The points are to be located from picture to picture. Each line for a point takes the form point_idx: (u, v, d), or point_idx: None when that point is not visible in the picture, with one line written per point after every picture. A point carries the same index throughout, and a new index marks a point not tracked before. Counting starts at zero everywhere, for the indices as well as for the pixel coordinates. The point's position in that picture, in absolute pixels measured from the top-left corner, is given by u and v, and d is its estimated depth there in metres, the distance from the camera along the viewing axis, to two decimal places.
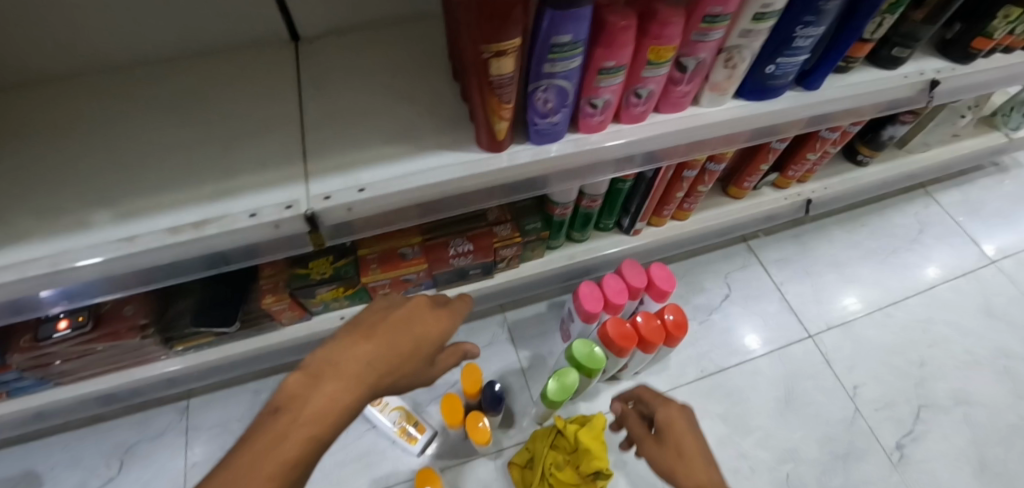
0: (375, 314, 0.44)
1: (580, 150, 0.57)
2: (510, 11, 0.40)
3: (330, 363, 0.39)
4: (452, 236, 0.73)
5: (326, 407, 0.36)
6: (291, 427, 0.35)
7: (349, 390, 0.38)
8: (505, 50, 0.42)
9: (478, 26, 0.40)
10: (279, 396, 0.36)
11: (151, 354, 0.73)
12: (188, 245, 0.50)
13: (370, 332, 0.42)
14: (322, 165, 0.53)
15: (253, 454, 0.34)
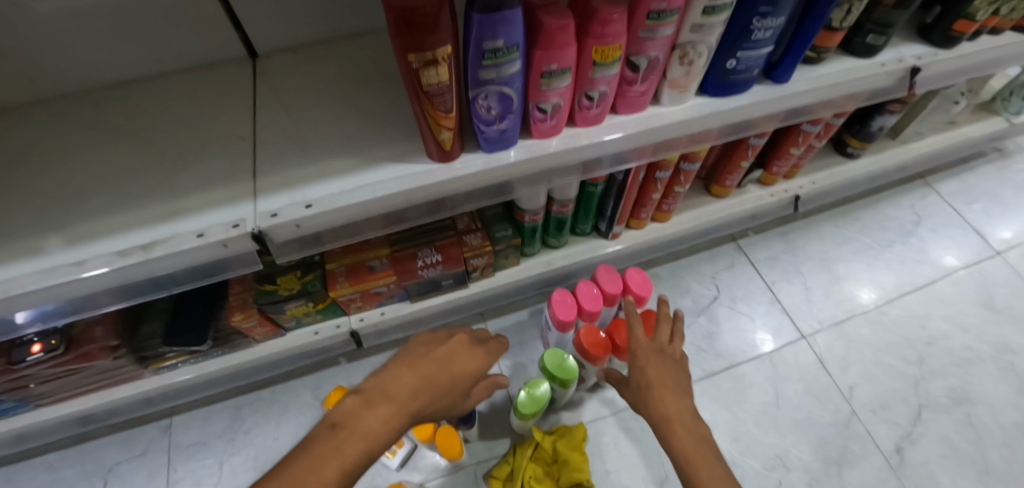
0: (419, 350, 0.51)
1: (534, 157, 0.56)
2: (436, 18, 0.39)
3: (381, 389, 0.45)
4: (420, 247, 0.71)
5: (379, 421, 0.42)
6: (346, 440, 0.40)
7: (397, 411, 0.44)
8: (436, 59, 0.41)
9: (404, 36, 0.39)
10: (335, 414, 0.42)
11: (127, 374, 0.74)
12: (137, 268, 0.50)
13: (415, 363, 0.49)
14: (272, 181, 0.53)
15: (309, 461, 0.38)
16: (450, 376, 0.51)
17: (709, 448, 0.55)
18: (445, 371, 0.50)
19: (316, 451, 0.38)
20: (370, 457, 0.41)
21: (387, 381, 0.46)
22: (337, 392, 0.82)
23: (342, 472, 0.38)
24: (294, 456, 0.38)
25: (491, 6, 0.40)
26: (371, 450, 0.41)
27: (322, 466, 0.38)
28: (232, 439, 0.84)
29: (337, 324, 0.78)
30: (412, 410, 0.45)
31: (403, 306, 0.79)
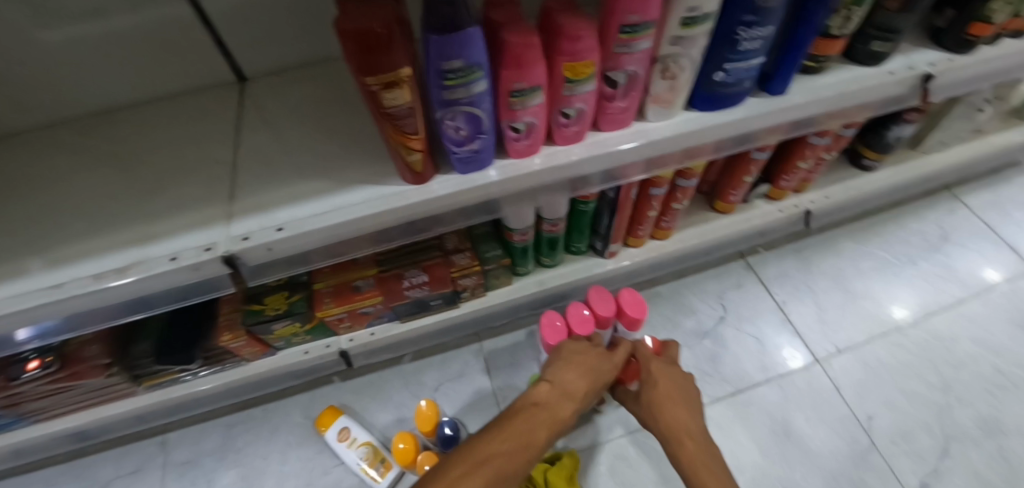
0: (584, 353, 0.62)
1: (511, 178, 0.54)
2: (389, 39, 0.37)
3: (562, 384, 0.58)
4: (406, 267, 0.70)
5: (567, 411, 0.56)
6: (547, 415, 0.54)
7: (575, 403, 0.58)
8: (393, 81, 0.40)
9: (358, 59, 0.38)
10: (535, 396, 0.56)
11: (121, 391, 0.75)
12: (113, 291, 0.50)
13: (585, 367, 0.60)
14: (245, 205, 0.52)
15: (526, 424, 0.52)
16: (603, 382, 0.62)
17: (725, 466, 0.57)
18: (601, 377, 0.61)
19: (532, 421, 0.52)
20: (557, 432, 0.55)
21: (564, 379, 0.59)
22: (328, 412, 0.81)
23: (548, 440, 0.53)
24: (521, 421, 0.52)
25: (448, 24, 0.38)
26: (559, 427, 0.55)
27: (538, 432, 0.52)
28: (224, 458, 0.84)
29: (326, 344, 0.78)
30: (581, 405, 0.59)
31: (393, 327, 0.78)
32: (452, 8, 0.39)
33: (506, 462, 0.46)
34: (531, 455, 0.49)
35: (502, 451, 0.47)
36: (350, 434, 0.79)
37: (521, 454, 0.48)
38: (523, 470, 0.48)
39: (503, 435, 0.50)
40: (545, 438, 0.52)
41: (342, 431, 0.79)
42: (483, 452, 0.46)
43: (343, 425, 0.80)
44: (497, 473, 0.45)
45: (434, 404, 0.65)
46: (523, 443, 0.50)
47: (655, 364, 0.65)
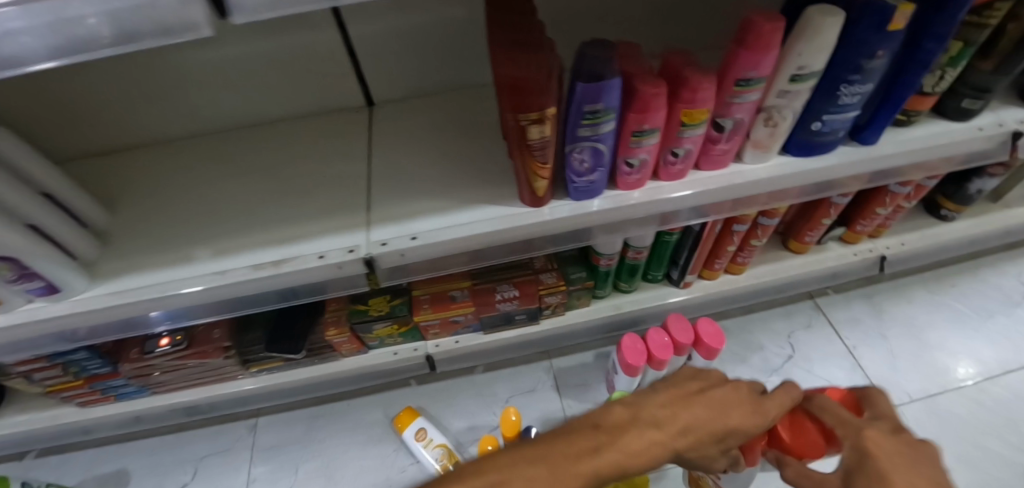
0: (699, 395, 0.51)
1: (618, 207, 0.60)
2: (544, 86, 0.45)
3: (643, 413, 0.48)
4: (498, 283, 0.77)
5: (640, 444, 0.44)
6: (605, 446, 0.43)
7: (659, 440, 0.45)
8: (540, 119, 0.47)
9: (516, 101, 0.46)
10: (598, 416, 0.47)
11: (231, 373, 0.82)
12: (266, 280, 0.58)
13: (696, 408, 0.49)
14: (383, 215, 0.60)
15: (565, 453, 0.42)
16: (728, 436, 0.49)
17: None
18: (721, 424, 0.48)
19: (574, 451, 0.42)
20: (636, 471, 0.44)
21: (646, 407, 0.48)
22: (407, 413, 0.86)
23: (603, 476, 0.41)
24: (574, 434, 0.45)
25: (594, 75, 0.46)
26: (624, 462, 0.43)
27: (580, 464, 0.41)
28: (306, 446, 0.90)
29: (415, 347, 0.83)
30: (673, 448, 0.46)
31: (476, 337, 0.84)
32: (599, 63, 0.46)
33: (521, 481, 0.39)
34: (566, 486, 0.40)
35: (525, 460, 0.42)
36: (426, 435, 0.84)
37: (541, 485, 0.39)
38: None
39: (540, 449, 0.43)
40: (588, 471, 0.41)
41: (420, 431, 0.85)
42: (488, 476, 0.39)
43: (420, 426, 0.85)
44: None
45: (517, 412, 0.70)
46: (541, 479, 0.39)
47: (890, 464, 0.41)
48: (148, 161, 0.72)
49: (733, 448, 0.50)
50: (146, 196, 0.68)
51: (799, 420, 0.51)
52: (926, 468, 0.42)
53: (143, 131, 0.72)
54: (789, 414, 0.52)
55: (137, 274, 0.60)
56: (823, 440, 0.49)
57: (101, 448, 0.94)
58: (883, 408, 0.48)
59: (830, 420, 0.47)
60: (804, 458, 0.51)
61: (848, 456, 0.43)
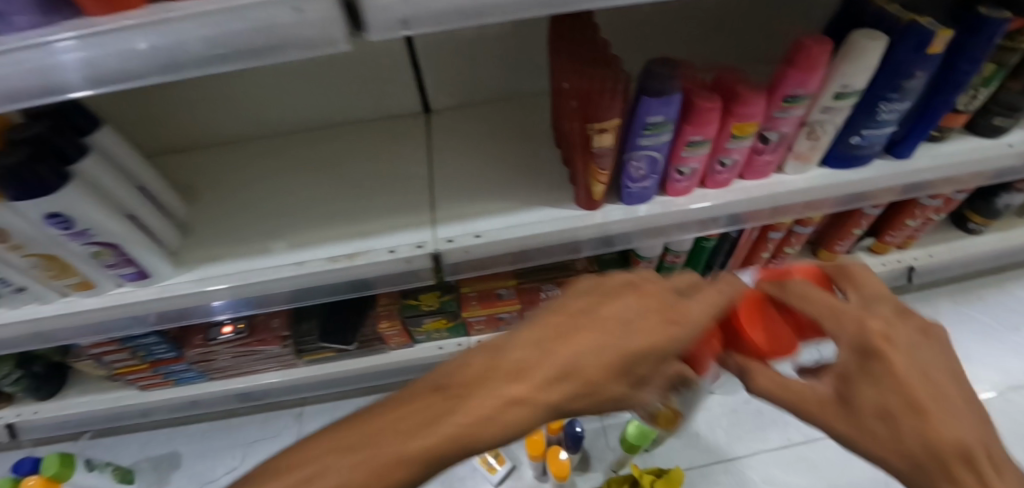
0: (579, 315, 0.40)
1: (667, 211, 0.65)
2: (609, 99, 0.52)
3: (502, 362, 0.39)
4: (542, 283, 0.81)
5: (490, 405, 0.37)
6: (448, 413, 0.37)
7: (523, 395, 0.37)
8: (606, 128, 0.54)
9: (585, 112, 0.54)
10: (444, 376, 0.40)
11: (287, 361, 0.87)
12: (339, 272, 0.63)
13: (575, 335, 0.39)
14: (447, 214, 0.65)
15: (392, 430, 0.37)
16: (629, 361, 0.39)
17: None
18: (615, 349, 0.38)
19: (405, 422, 0.37)
20: (480, 442, 0.37)
21: (511, 355, 0.39)
22: None
23: (436, 457, 0.36)
24: (397, 409, 0.39)
25: (656, 91, 0.52)
26: (466, 431, 0.37)
27: (407, 440, 0.36)
28: None
29: (458, 342, 0.88)
30: (539, 400, 0.37)
31: None
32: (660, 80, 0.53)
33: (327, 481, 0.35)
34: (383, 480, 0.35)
35: (342, 457, 0.36)
36: None
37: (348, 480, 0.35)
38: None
39: (368, 424, 0.38)
40: (414, 451, 0.36)
41: None
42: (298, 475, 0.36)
43: None
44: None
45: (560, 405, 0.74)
46: (350, 470, 0.35)
47: (901, 359, 0.36)
48: (221, 160, 0.77)
49: (654, 372, 0.40)
50: (222, 192, 0.73)
51: (764, 309, 0.45)
52: (917, 350, 0.38)
53: (216, 132, 0.77)
54: (750, 307, 0.45)
55: (219, 264, 0.65)
56: (792, 332, 0.44)
57: (155, 431, 0.99)
58: (866, 283, 0.43)
59: (814, 308, 0.39)
60: (772, 361, 0.44)
61: (847, 355, 0.38)
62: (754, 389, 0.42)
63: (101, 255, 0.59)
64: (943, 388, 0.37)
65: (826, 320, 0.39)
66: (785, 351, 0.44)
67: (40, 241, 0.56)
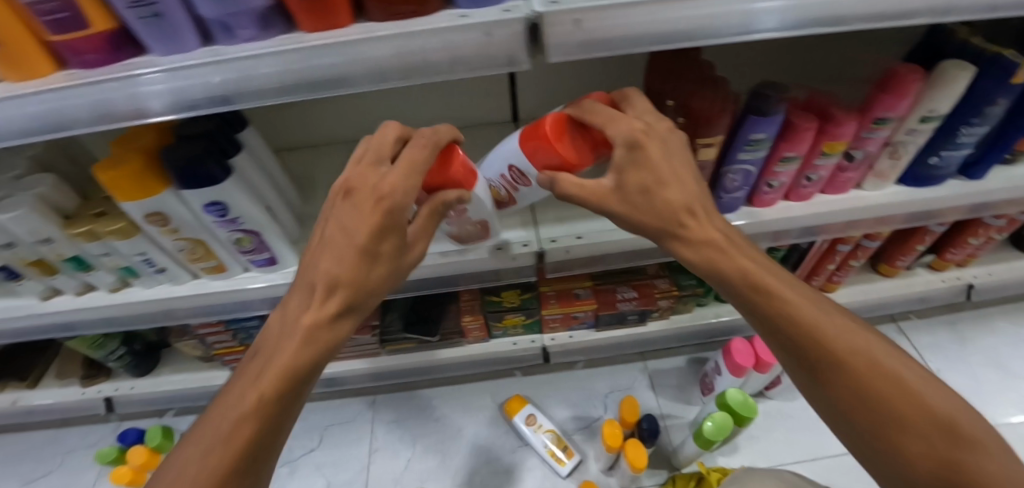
0: (325, 238, 0.47)
1: (754, 221, 0.70)
2: (715, 117, 0.58)
3: (290, 309, 0.49)
4: (618, 285, 0.86)
5: (293, 341, 0.47)
6: (271, 358, 0.47)
7: (315, 316, 0.47)
8: (710, 143, 0.60)
9: (693, 129, 0.60)
10: (265, 336, 0.49)
11: (372, 349, 0.93)
12: (449, 265, 0.69)
13: (316, 262, 0.47)
14: (547, 215, 0.73)
15: (245, 384, 0.47)
16: (381, 242, 0.47)
17: (814, 298, 0.50)
18: (353, 248, 0.46)
19: (251, 375, 0.47)
20: (299, 375, 0.47)
21: (291, 306, 0.49)
22: (517, 400, 0.95)
23: (275, 403, 0.46)
24: (221, 399, 0.48)
25: (759, 111, 0.57)
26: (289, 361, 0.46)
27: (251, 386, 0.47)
28: (422, 424, 1.00)
29: (532, 339, 0.93)
30: (326, 319, 0.47)
31: (589, 333, 0.93)
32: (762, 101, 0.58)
33: (205, 465, 0.44)
34: (249, 437, 0.45)
35: (208, 443, 0.45)
36: (536, 420, 0.93)
37: (218, 456, 0.44)
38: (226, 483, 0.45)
39: (230, 390, 0.48)
40: (256, 406, 0.45)
41: (529, 417, 0.93)
42: (181, 471, 0.45)
43: (529, 412, 0.94)
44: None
45: (637, 399, 0.80)
46: (220, 444, 0.45)
47: (658, 151, 0.46)
48: (328, 159, 0.84)
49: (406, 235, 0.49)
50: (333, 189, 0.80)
51: (566, 127, 0.49)
52: (669, 149, 0.47)
53: (325, 133, 0.85)
54: (558, 127, 0.49)
55: None
56: (589, 147, 0.50)
57: None
58: (636, 103, 0.50)
59: (599, 120, 0.47)
60: (577, 169, 0.51)
61: (619, 151, 0.45)
62: (560, 192, 0.48)
63: (242, 241, 0.66)
64: (683, 181, 0.47)
65: (606, 126, 0.46)
66: (585, 161, 0.50)
67: (193, 226, 0.63)
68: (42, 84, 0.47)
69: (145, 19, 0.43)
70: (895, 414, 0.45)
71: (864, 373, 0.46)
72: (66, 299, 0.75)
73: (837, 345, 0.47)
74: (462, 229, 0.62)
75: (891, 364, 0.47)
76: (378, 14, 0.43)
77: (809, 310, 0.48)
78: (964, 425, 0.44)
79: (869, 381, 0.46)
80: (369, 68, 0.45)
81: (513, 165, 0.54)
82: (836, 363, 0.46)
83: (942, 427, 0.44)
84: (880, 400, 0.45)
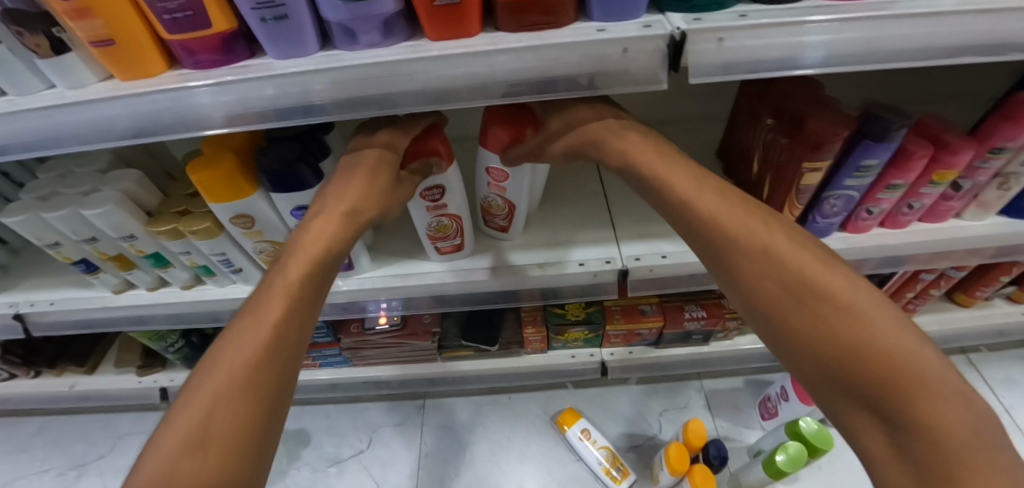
0: (342, 168, 0.52)
1: (848, 247, 0.67)
2: (828, 143, 0.54)
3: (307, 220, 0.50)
4: (686, 303, 0.84)
5: (318, 237, 0.49)
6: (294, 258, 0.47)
7: (330, 222, 0.49)
8: (818, 168, 0.57)
9: (802, 152, 0.56)
10: (281, 252, 0.49)
11: (428, 356, 0.92)
12: (527, 279, 0.67)
13: (327, 187, 0.51)
14: (628, 232, 0.70)
15: (266, 286, 0.46)
16: (377, 174, 0.51)
17: (739, 201, 0.49)
18: (360, 174, 0.51)
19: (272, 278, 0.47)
20: (318, 268, 0.48)
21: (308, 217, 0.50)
22: (570, 413, 0.93)
23: (300, 295, 0.46)
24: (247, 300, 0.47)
25: (875, 137, 0.54)
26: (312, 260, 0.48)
27: (275, 282, 0.46)
28: (474, 431, 0.98)
29: (591, 353, 0.92)
30: (345, 217, 0.50)
31: (649, 350, 0.91)
32: (878, 128, 0.54)
33: (240, 350, 0.43)
34: (279, 325, 0.45)
35: (242, 332, 0.44)
36: (590, 435, 0.91)
37: (252, 339, 0.43)
38: (262, 369, 0.43)
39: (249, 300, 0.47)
40: (285, 295, 0.46)
41: (584, 431, 0.91)
42: (213, 363, 0.42)
43: (583, 427, 0.92)
44: (231, 403, 0.41)
45: (702, 422, 0.79)
46: (251, 330, 0.44)
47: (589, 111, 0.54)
48: None
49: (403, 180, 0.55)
50: None
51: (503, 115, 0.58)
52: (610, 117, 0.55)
53: None
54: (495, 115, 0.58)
55: (413, 261, 0.71)
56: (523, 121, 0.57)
57: None
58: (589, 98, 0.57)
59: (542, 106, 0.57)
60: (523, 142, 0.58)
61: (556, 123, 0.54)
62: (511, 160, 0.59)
63: None
64: (612, 125, 0.53)
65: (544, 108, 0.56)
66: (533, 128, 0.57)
67: (277, 229, 0.63)
68: (153, 83, 0.45)
69: (267, 21, 0.42)
70: (806, 306, 0.43)
71: (767, 265, 0.45)
72: (140, 293, 0.75)
73: (745, 242, 0.46)
74: (440, 224, 0.65)
75: (805, 258, 0.44)
76: (507, 25, 0.42)
77: (713, 210, 0.48)
78: (882, 314, 0.41)
79: (775, 274, 0.44)
80: (487, 81, 0.44)
81: (491, 168, 0.62)
82: (738, 259, 0.46)
83: (854, 320, 0.40)
84: (783, 293, 0.44)
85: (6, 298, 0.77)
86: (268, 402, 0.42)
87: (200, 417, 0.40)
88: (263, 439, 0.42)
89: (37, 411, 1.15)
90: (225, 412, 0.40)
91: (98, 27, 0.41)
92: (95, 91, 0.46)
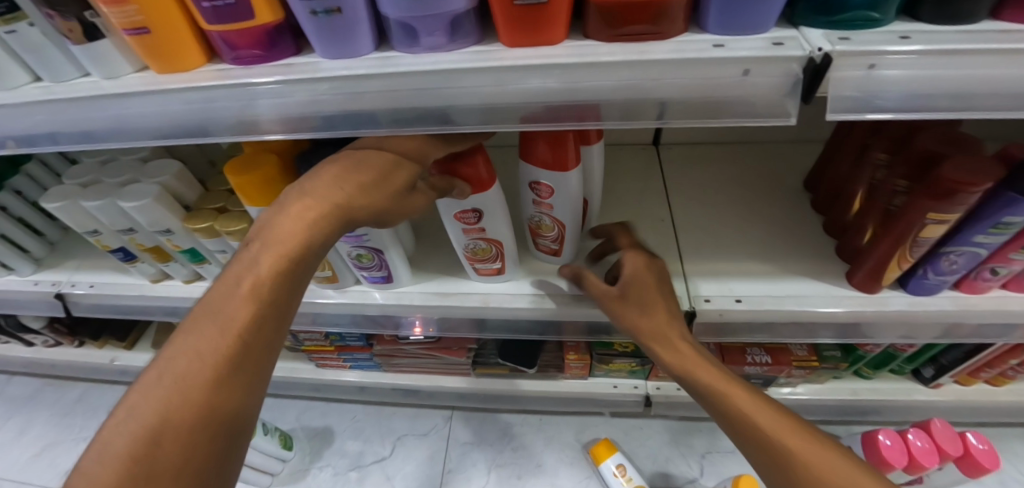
0: (351, 154, 0.41)
1: (960, 309, 0.57)
2: (966, 196, 0.44)
3: (288, 199, 0.39)
4: (748, 345, 0.75)
5: (295, 227, 0.37)
6: (264, 249, 0.37)
7: (312, 211, 0.38)
8: (946, 220, 0.47)
9: (929, 202, 0.46)
10: (253, 232, 0.39)
11: (461, 370, 0.87)
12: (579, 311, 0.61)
13: (319, 167, 0.40)
14: (697, 268, 0.62)
15: (229, 281, 0.37)
16: (396, 170, 0.41)
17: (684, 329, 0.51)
18: (365, 164, 0.40)
19: (238, 274, 0.37)
20: (294, 264, 0.38)
21: (288, 200, 0.39)
22: (605, 446, 0.86)
23: (270, 294, 0.37)
24: (208, 292, 0.37)
25: None
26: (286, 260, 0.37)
27: (240, 282, 0.37)
28: (500, 451, 0.93)
29: (635, 385, 0.84)
30: (337, 206, 0.38)
31: None
32: None
33: (191, 363, 0.34)
34: (244, 333, 0.36)
35: (200, 340, 0.35)
36: (626, 471, 0.84)
37: (209, 350, 0.35)
38: (221, 390, 0.35)
39: (210, 291, 0.37)
40: (250, 296, 0.36)
41: (619, 467, 0.84)
42: (162, 377, 0.34)
43: (618, 461, 0.85)
44: (181, 429, 0.33)
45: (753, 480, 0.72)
46: (209, 341, 0.35)
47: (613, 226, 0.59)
48: None
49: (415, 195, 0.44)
50: None
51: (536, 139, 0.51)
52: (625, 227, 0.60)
53: None
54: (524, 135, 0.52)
55: (454, 279, 0.65)
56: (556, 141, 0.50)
57: (313, 403, 1.03)
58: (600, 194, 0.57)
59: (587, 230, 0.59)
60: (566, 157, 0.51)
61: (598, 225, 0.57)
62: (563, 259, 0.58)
63: (362, 257, 0.59)
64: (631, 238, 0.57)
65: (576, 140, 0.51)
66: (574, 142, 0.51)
67: None
68: (187, 77, 0.41)
69: (318, 14, 0.36)
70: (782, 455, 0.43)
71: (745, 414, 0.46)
72: (175, 285, 0.73)
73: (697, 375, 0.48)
74: (478, 247, 0.59)
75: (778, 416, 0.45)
76: (599, 33, 0.36)
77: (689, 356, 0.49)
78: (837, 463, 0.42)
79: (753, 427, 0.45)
80: (567, 99, 0.37)
81: (537, 181, 0.54)
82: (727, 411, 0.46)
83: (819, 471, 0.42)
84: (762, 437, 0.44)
85: (50, 276, 0.77)
86: (226, 431, 0.35)
87: (142, 449, 0.32)
88: (220, 473, 0.35)
89: (79, 377, 1.18)
90: (172, 440, 0.33)
91: (133, 13, 0.37)
92: (129, 82, 0.42)
